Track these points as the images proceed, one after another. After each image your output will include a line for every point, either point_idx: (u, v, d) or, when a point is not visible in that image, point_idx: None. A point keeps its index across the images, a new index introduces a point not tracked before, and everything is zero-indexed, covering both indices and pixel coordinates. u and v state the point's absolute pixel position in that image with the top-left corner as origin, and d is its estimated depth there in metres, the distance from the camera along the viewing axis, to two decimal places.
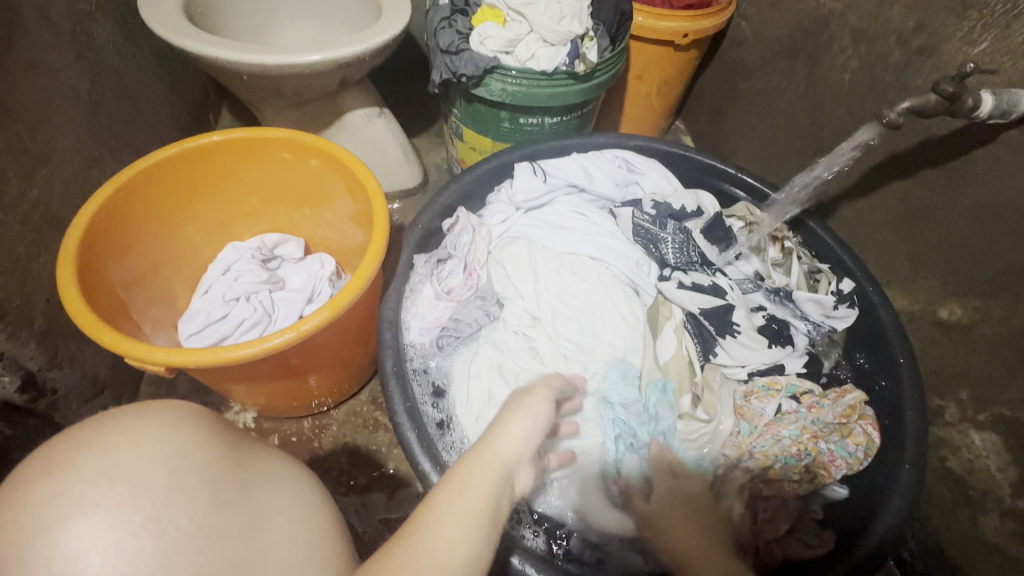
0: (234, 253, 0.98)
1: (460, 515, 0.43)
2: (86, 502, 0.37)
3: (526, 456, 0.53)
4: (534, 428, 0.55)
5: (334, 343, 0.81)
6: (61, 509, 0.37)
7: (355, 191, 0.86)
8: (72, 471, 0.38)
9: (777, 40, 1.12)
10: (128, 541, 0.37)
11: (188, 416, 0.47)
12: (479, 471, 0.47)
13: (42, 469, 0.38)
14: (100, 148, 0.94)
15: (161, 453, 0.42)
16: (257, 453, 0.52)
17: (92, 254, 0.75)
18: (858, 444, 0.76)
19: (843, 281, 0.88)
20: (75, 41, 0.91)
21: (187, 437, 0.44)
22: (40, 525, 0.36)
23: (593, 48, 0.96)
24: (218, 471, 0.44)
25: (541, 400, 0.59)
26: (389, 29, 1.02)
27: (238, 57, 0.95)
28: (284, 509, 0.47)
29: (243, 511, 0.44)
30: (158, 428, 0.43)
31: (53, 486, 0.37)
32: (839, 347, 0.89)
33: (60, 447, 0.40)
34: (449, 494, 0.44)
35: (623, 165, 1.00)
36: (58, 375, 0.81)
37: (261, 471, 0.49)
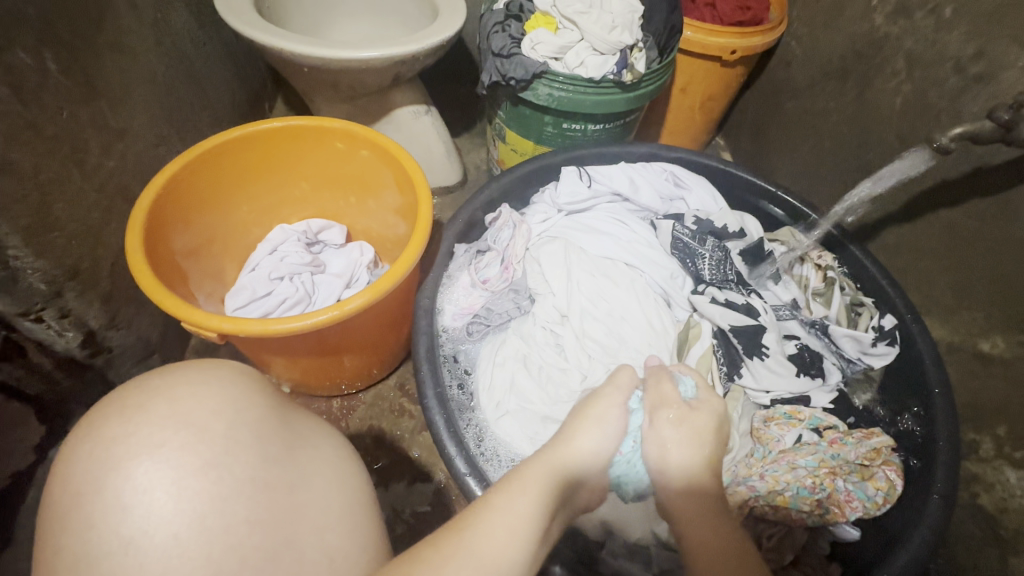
0: (282, 234, 1.03)
1: (512, 516, 0.42)
2: (153, 443, 0.42)
3: (593, 465, 0.53)
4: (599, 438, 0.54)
5: (370, 326, 0.85)
6: (130, 447, 0.42)
7: (402, 182, 0.90)
8: (143, 413, 0.43)
9: (828, 61, 1.12)
10: (186, 482, 0.41)
11: (240, 374, 0.50)
12: (546, 472, 0.48)
13: (117, 410, 0.44)
14: (169, 127, 1.00)
15: (217, 404, 0.46)
16: (303, 417, 0.53)
17: (157, 225, 0.80)
18: (878, 489, 0.73)
19: (886, 317, 0.86)
20: (156, 27, 0.98)
21: (241, 392, 0.48)
22: (113, 460, 0.41)
23: (641, 59, 0.98)
24: (271, 426, 0.47)
25: (609, 407, 0.57)
26: (444, 30, 1.05)
27: (301, 49, 1.01)
28: (325, 471, 0.49)
29: (291, 469, 0.46)
30: (216, 382, 0.47)
31: (126, 426, 0.43)
32: (875, 386, 0.86)
33: (133, 392, 0.45)
34: (507, 494, 0.45)
35: (670, 179, 1.02)
36: (116, 335, 0.86)
37: (305, 433, 0.50)
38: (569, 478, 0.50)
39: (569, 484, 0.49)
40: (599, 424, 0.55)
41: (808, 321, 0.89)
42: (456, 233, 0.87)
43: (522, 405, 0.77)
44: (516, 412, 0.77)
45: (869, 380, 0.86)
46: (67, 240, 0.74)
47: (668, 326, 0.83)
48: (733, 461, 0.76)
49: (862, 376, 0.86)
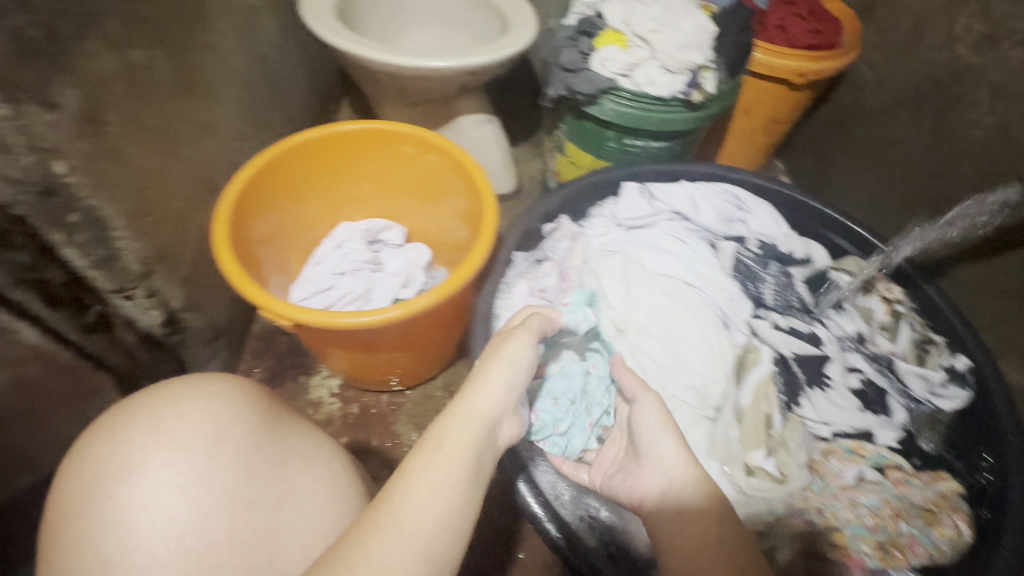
0: (345, 231, 1.06)
1: (433, 477, 0.48)
2: (139, 463, 0.51)
3: (505, 406, 0.58)
4: (508, 381, 0.58)
5: (427, 327, 0.87)
6: (127, 465, 0.51)
7: (467, 189, 0.92)
8: (128, 434, 0.52)
9: (903, 89, 1.09)
10: (167, 501, 0.50)
11: (227, 392, 0.58)
12: (457, 429, 0.52)
13: (108, 429, 0.53)
14: (247, 124, 1.06)
15: (203, 424, 0.54)
16: (294, 429, 0.61)
17: (240, 217, 0.85)
18: (944, 536, 0.70)
19: (958, 357, 0.83)
20: (244, 30, 1.04)
21: (226, 407, 0.56)
22: (114, 475, 0.50)
23: (710, 79, 0.98)
24: (252, 443, 0.55)
25: (520, 347, 0.61)
26: (513, 43, 1.08)
27: (376, 55, 1.05)
28: (309, 486, 0.57)
29: (276, 485, 0.54)
30: (199, 399, 0.56)
31: (115, 446, 0.52)
32: (942, 428, 0.81)
33: (125, 412, 0.55)
34: (423, 458, 0.49)
35: (731, 201, 1.00)
36: (189, 317, 0.91)
37: (293, 447, 0.59)
38: (484, 429, 0.54)
39: (485, 436, 0.54)
40: (510, 364, 0.59)
41: (873, 355, 0.86)
42: (516, 241, 0.89)
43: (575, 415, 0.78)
44: None
45: (934, 422, 0.82)
46: (158, 225, 0.80)
47: (725, 348, 0.82)
48: (790, 492, 0.72)
49: (929, 419, 0.82)
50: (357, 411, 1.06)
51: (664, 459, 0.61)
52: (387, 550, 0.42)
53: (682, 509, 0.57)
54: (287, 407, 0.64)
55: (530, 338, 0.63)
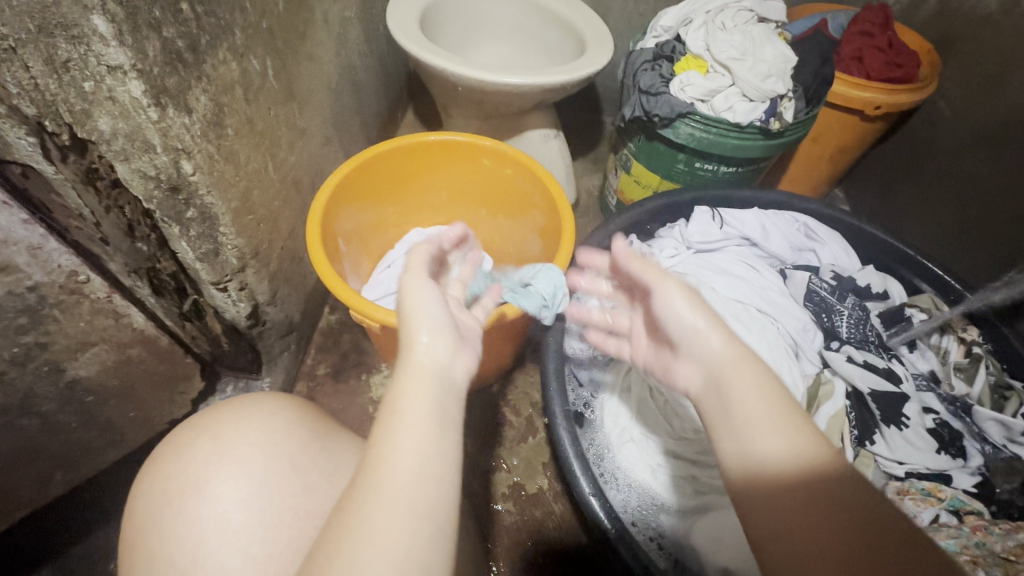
0: (417, 237, 1.10)
1: (405, 434, 0.45)
2: (204, 478, 0.58)
3: (451, 349, 0.52)
4: (440, 329, 0.52)
5: (493, 340, 0.86)
6: (196, 478, 0.58)
7: (545, 204, 0.95)
8: (192, 453, 0.60)
9: (986, 127, 1.07)
10: (231, 514, 0.56)
11: (277, 412, 0.64)
12: (408, 386, 0.48)
13: (175, 449, 0.61)
14: (333, 130, 1.11)
15: (259, 440, 0.61)
16: (344, 440, 0.67)
17: (329, 219, 0.89)
18: None
19: None
20: (338, 41, 1.10)
21: (279, 425, 0.63)
22: (184, 488, 0.57)
23: (790, 108, 0.99)
24: (303, 455, 0.61)
25: (420, 281, 0.56)
26: (592, 63, 1.10)
27: (458, 70, 1.09)
28: None
29: (330, 493, 0.60)
30: (252, 417, 0.63)
31: (182, 464, 0.59)
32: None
33: (188, 433, 0.62)
34: (383, 424, 0.46)
35: (802, 230, 1.01)
36: (271, 311, 0.95)
37: (345, 457, 0.64)
38: (439, 377, 0.50)
39: (442, 382, 0.50)
40: (427, 311, 0.53)
41: (948, 397, 0.85)
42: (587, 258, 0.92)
43: (645, 433, 0.79)
44: (641, 439, 0.78)
45: (1012, 470, 0.78)
46: (257, 223, 0.84)
47: (797, 379, 0.82)
48: None
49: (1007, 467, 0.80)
50: None
51: (705, 343, 0.58)
52: (381, 524, 0.41)
53: (775, 489, 0.48)
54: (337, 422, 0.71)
55: (423, 275, 0.57)
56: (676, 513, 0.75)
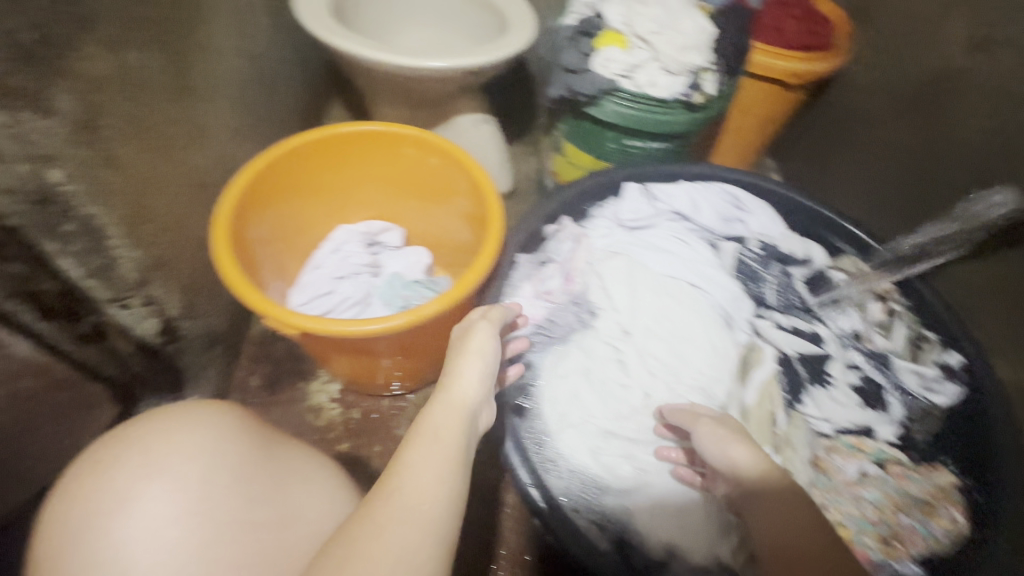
0: (344, 234, 1.05)
1: (435, 455, 0.51)
2: (134, 495, 0.52)
3: (480, 398, 0.61)
4: (483, 376, 0.63)
5: (434, 332, 0.86)
6: (121, 495, 0.52)
7: (471, 192, 0.91)
8: (118, 469, 0.53)
9: (898, 91, 1.10)
10: (167, 532, 0.51)
11: (215, 421, 0.60)
12: (447, 416, 0.56)
13: (95, 466, 0.54)
14: (245, 127, 1.04)
15: (196, 453, 0.56)
16: (286, 450, 0.65)
17: (239, 222, 0.83)
18: (943, 527, 0.73)
19: (950, 353, 0.85)
20: (241, 29, 1.02)
21: (217, 434, 0.58)
22: (108, 506, 0.52)
23: (710, 81, 0.98)
24: (245, 466, 0.58)
25: (485, 339, 0.67)
26: (515, 43, 1.07)
27: (374, 55, 1.03)
28: (310, 505, 0.61)
29: (275, 504, 0.58)
30: (188, 427, 0.58)
31: (105, 483, 0.53)
32: (938, 422, 0.83)
33: (110, 447, 0.56)
34: (419, 446, 0.51)
35: (730, 200, 1.01)
36: (188, 324, 0.89)
37: (287, 467, 0.63)
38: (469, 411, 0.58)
39: (471, 417, 0.58)
40: (482, 354, 0.64)
41: (870, 352, 0.89)
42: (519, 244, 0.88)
43: (584, 417, 0.79)
44: (580, 425, 0.78)
45: (931, 416, 0.84)
46: (157, 231, 0.78)
47: (729, 348, 0.84)
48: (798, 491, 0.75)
49: (924, 413, 0.84)
50: (358, 416, 1.05)
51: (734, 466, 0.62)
52: (405, 534, 0.43)
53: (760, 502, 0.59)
54: (277, 430, 0.68)
55: (490, 326, 0.69)
56: (618, 493, 0.74)
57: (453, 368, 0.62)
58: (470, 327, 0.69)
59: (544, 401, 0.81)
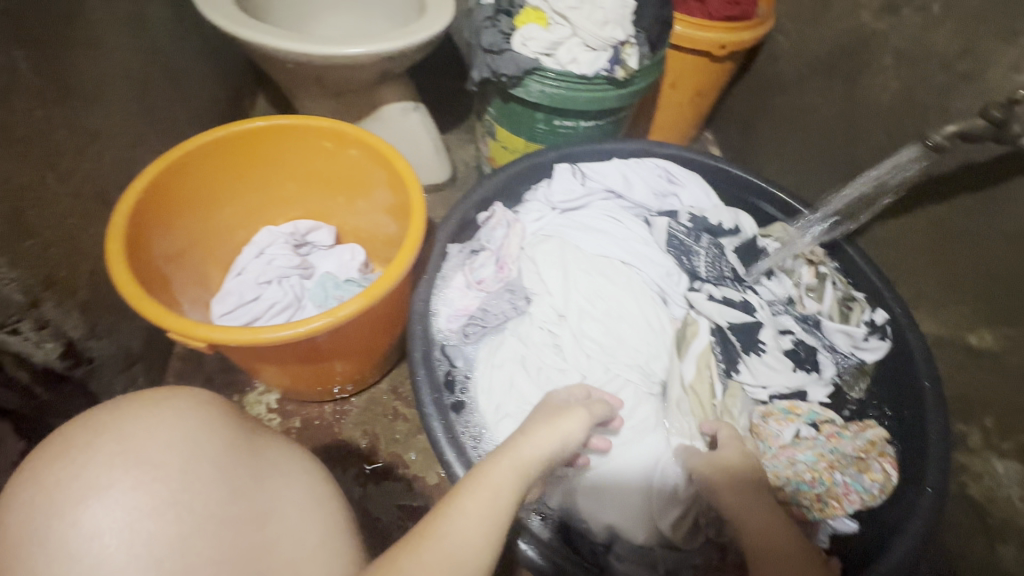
0: (268, 236, 1.00)
1: (485, 515, 0.47)
2: (103, 485, 0.44)
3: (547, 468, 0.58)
4: (557, 447, 0.59)
5: (365, 330, 0.83)
6: (91, 482, 0.43)
7: (393, 183, 0.87)
8: (87, 454, 0.45)
9: (816, 57, 1.11)
10: (144, 523, 0.43)
11: (197, 409, 0.52)
12: (506, 472, 0.52)
13: (60, 452, 0.45)
14: (147, 128, 0.97)
15: (176, 442, 0.48)
16: (267, 444, 0.58)
17: (139, 231, 0.77)
18: (874, 480, 0.75)
19: (877, 311, 0.88)
20: (132, 24, 0.95)
21: (200, 423, 0.51)
22: (72, 497, 0.43)
23: (633, 54, 0.97)
24: (228, 458, 0.51)
25: (574, 423, 0.63)
26: (433, 25, 1.03)
27: (281, 45, 0.97)
28: (294, 505, 0.53)
29: (259, 499, 0.50)
30: (168, 412, 0.50)
31: (69, 470, 0.44)
32: (868, 378, 0.87)
33: (78, 431, 0.47)
34: (475, 497, 0.49)
35: (662, 175, 1.01)
36: (96, 345, 0.83)
37: (269, 461, 0.55)
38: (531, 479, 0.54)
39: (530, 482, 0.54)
40: (561, 431, 0.61)
41: (801, 316, 0.90)
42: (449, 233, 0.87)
43: (521, 405, 0.77)
44: (515, 414, 0.77)
45: (863, 373, 0.87)
46: (42, 248, 0.72)
47: (665, 324, 0.83)
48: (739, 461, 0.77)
49: (856, 372, 0.87)
50: (299, 425, 1.01)
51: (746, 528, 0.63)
52: None
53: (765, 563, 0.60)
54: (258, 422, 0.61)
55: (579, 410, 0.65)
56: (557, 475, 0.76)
57: (532, 429, 0.60)
58: (569, 406, 0.66)
59: (480, 390, 0.81)
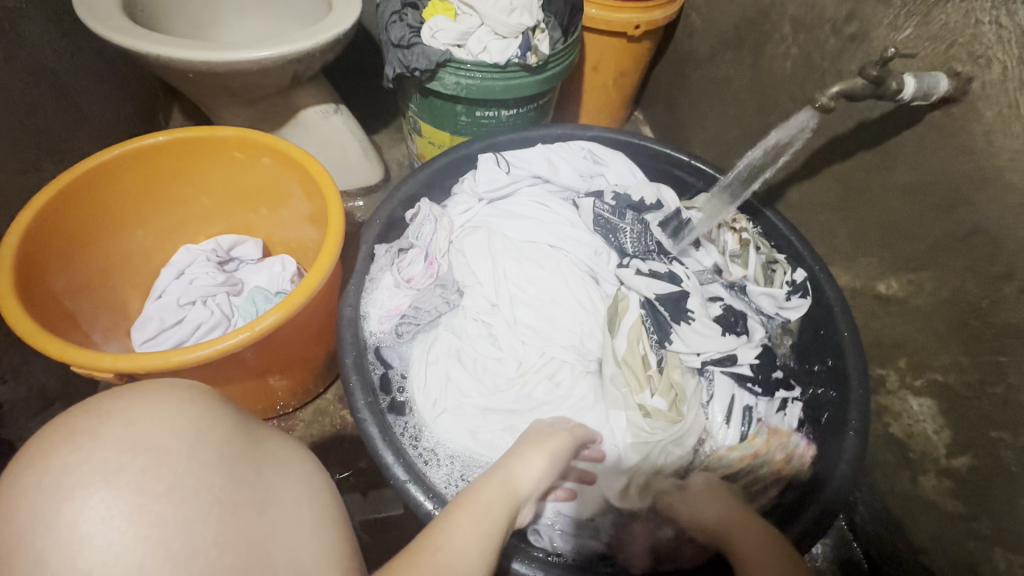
0: (187, 255, 0.95)
1: (474, 529, 0.47)
2: (109, 467, 0.35)
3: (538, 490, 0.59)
4: (549, 465, 0.61)
5: (295, 341, 0.82)
6: (84, 474, 0.34)
7: (309, 188, 0.85)
8: (93, 438, 0.36)
9: (724, 31, 1.13)
10: (151, 506, 0.34)
11: (201, 393, 0.43)
12: (495, 491, 0.53)
13: (63, 439, 0.36)
14: (37, 151, 0.90)
15: (181, 423, 0.39)
16: (268, 435, 0.47)
17: (34, 265, 0.73)
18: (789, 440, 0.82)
19: (797, 271, 0.91)
20: (5, 42, 0.88)
21: (206, 409, 0.42)
22: (60, 492, 0.33)
23: (545, 39, 0.98)
24: (235, 445, 0.41)
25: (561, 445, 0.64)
26: (340, 23, 1.00)
27: (175, 54, 0.91)
28: (295, 490, 0.43)
29: (262, 486, 0.40)
30: (172, 396, 0.41)
31: (71, 455, 0.35)
32: (792, 336, 0.91)
33: (81, 415, 0.37)
34: (468, 513, 0.48)
35: (588, 156, 1.03)
36: (2, 389, 0.78)
37: (270, 450, 0.44)
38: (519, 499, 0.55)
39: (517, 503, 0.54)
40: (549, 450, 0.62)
41: (728, 283, 0.94)
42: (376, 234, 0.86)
43: (457, 397, 0.79)
44: (453, 406, 0.78)
45: (788, 330, 0.92)
46: None
47: (597, 302, 0.87)
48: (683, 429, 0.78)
49: (783, 329, 0.92)
50: None
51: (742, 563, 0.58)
52: None
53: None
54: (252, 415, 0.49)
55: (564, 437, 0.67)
56: None
57: (522, 448, 0.62)
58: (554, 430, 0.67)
59: (415, 385, 0.81)
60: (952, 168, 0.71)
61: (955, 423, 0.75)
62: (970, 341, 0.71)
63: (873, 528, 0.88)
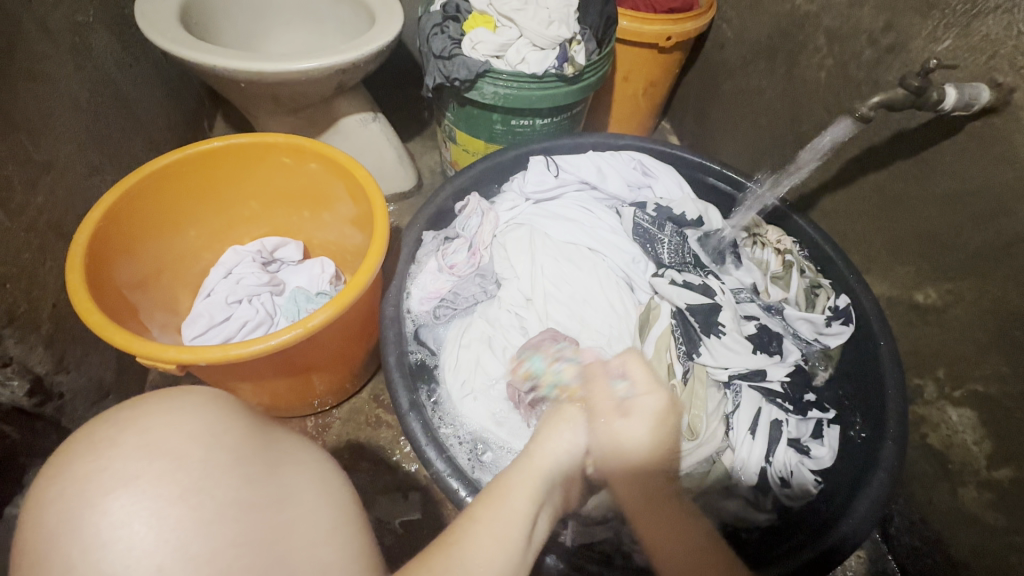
0: (234, 256, 0.99)
1: (498, 526, 0.44)
2: (127, 475, 0.37)
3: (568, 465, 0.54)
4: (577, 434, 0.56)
5: (335, 342, 0.84)
6: (104, 482, 0.36)
7: (355, 193, 0.89)
8: (112, 447, 0.38)
9: (757, 41, 1.15)
10: (167, 511, 0.36)
11: (220, 396, 0.45)
12: (522, 475, 0.49)
13: (84, 448, 0.38)
14: (100, 156, 0.96)
15: (194, 430, 0.41)
16: (286, 435, 0.48)
17: (97, 262, 0.77)
18: (820, 455, 0.82)
19: (840, 297, 0.90)
20: (75, 52, 0.94)
21: (222, 415, 0.43)
22: (84, 499, 0.36)
23: (581, 51, 0.99)
24: (250, 447, 0.43)
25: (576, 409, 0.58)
26: (383, 35, 1.04)
27: (228, 64, 0.96)
28: (315, 485, 0.45)
29: (280, 487, 0.42)
30: (190, 405, 0.42)
31: (94, 461, 0.37)
32: (834, 363, 0.90)
33: (100, 427, 0.39)
34: (489, 506, 0.46)
35: (638, 167, 1.04)
36: (65, 379, 0.82)
37: (288, 449, 0.46)
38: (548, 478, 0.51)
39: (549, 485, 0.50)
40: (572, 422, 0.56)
41: (766, 303, 0.93)
42: (423, 220, 0.92)
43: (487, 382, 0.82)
44: (479, 390, 0.81)
45: (828, 357, 0.91)
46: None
47: (629, 308, 0.89)
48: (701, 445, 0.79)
49: (822, 355, 0.91)
50: None
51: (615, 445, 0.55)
52: None
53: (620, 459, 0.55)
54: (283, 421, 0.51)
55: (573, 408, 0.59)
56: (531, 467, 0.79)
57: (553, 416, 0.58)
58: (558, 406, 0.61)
59: (446, 367, 0.85)
60: (992, 178, 0.71)
61: (997, 435, 0.74)
62: (1012, 351, 0.71)
63: (911, 541, 0.87)
